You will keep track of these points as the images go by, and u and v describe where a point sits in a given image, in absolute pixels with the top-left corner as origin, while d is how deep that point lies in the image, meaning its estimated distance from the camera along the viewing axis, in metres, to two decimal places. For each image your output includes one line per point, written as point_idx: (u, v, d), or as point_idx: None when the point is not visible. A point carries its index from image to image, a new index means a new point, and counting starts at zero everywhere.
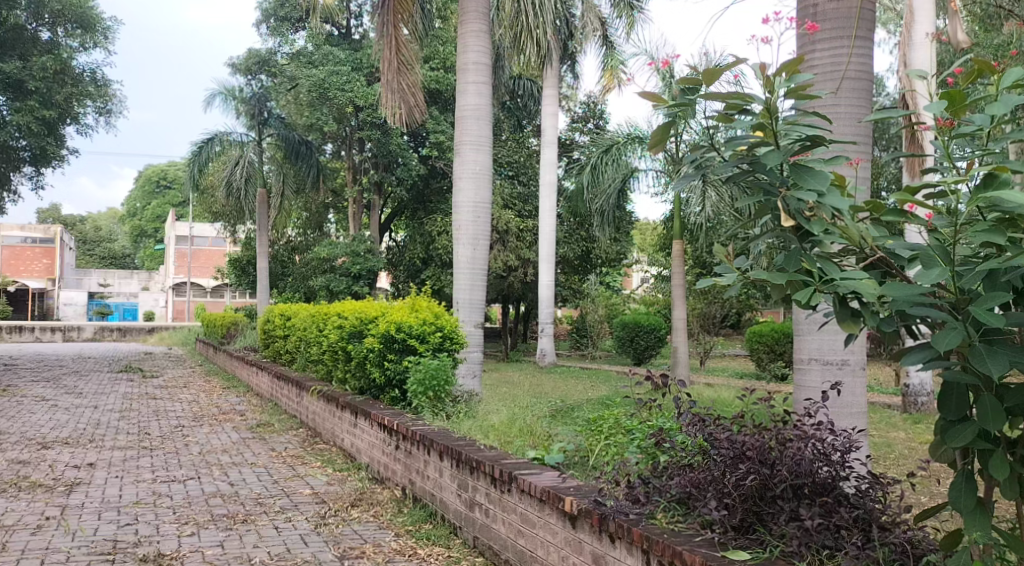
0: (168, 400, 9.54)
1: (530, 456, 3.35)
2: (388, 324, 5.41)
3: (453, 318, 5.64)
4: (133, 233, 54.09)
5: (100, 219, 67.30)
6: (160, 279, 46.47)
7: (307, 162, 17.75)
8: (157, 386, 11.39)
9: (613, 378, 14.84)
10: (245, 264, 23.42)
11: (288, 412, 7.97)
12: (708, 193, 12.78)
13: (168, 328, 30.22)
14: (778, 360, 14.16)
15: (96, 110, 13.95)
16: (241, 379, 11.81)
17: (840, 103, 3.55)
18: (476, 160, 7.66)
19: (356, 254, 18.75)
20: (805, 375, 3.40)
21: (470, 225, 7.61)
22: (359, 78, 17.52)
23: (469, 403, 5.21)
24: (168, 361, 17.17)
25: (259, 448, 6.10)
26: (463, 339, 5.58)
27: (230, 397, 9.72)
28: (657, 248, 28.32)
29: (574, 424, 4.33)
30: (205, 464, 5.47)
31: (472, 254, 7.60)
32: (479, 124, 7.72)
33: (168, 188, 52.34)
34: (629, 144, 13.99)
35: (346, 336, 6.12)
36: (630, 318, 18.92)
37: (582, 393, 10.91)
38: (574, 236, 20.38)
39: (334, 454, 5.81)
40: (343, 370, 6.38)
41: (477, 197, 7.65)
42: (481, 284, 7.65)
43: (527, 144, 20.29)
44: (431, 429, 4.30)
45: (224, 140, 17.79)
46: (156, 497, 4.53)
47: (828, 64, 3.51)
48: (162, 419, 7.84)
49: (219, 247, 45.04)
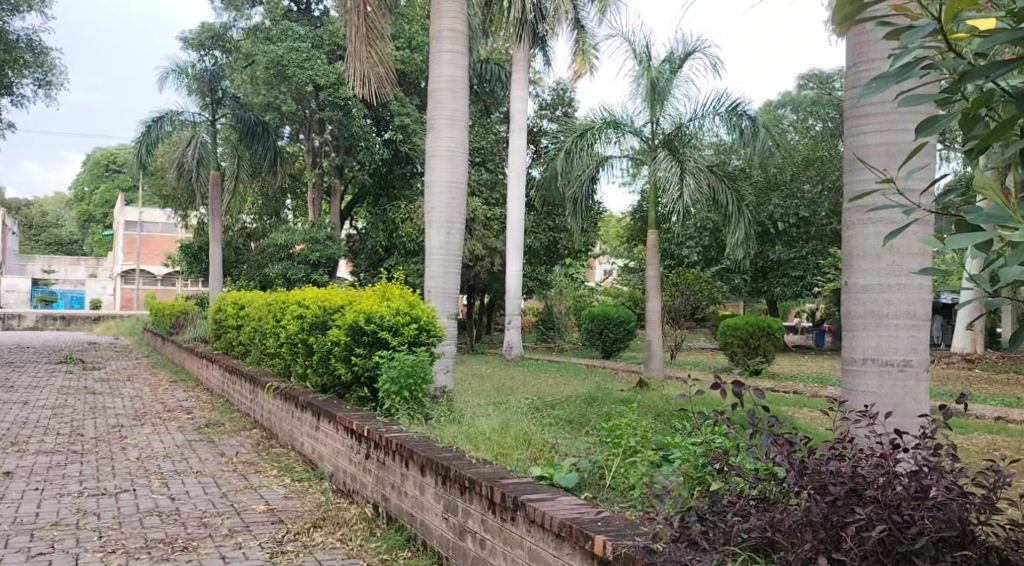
0: (108, 395, 8.75)
1: (535, 474, 2.75)
2: (357, 315, 4.80)
3: (430, 307, 5.01)
4: (81, 218, 52.11)
5: (47, 205, 64.98)
6: (107, 266, 44.81)
7: (264, 145, 16.87)
8: (98, 379, 10.54)
9: (585, 372, 14.36)
10: (197, 251, 22.40)
11: (240, 411, 7.27)
12: (687, 181, 12.30)
13: (115, 316, 29.00)
14: (753, 354, 13.84)
15: (35, 81, 12.97)
16: (189, 372, 11.00)
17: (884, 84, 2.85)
18: (451, 137, 7.05)
19: (316, 241, 17.92)
20: (863, 377, 2.84)
21: (444, 207, 6.99)
22: (320, 56, 16.68)
23: (450, 405, 4.61)
24: (113, 351, 16.18)
25: (207, 453, 5.41)
26: (443, 332, 4.96)
27: (177, 393, 8.97)
28: (622, 240, 28.04)
29: (574, 433, 3.76)
30: (142, 472, 4.76)
31: (445, 240, 6.99)
32: (453, 97, 7.10)
33: (118, 173, 50.53)
34: (604, 130, 13.43)
35: (308, 328, 5.48)
36: (599, 310, 18.50)
37: (556, 388, 10.37)
38: (542, 226, 19.89)
39: (293, 461, 5.16)
40: (303, 365, 5.73)
41: (452, 176, 7.03)
42: (454, 270, 7.04)
43: (494, 131, 19.66)
44: (410, 438, 3.68)
45: (175, 120, 16.82)
46: (80, 515, 3.84)
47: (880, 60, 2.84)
48: (98, 417, 7.07)
49: (170, 234, 43.53)
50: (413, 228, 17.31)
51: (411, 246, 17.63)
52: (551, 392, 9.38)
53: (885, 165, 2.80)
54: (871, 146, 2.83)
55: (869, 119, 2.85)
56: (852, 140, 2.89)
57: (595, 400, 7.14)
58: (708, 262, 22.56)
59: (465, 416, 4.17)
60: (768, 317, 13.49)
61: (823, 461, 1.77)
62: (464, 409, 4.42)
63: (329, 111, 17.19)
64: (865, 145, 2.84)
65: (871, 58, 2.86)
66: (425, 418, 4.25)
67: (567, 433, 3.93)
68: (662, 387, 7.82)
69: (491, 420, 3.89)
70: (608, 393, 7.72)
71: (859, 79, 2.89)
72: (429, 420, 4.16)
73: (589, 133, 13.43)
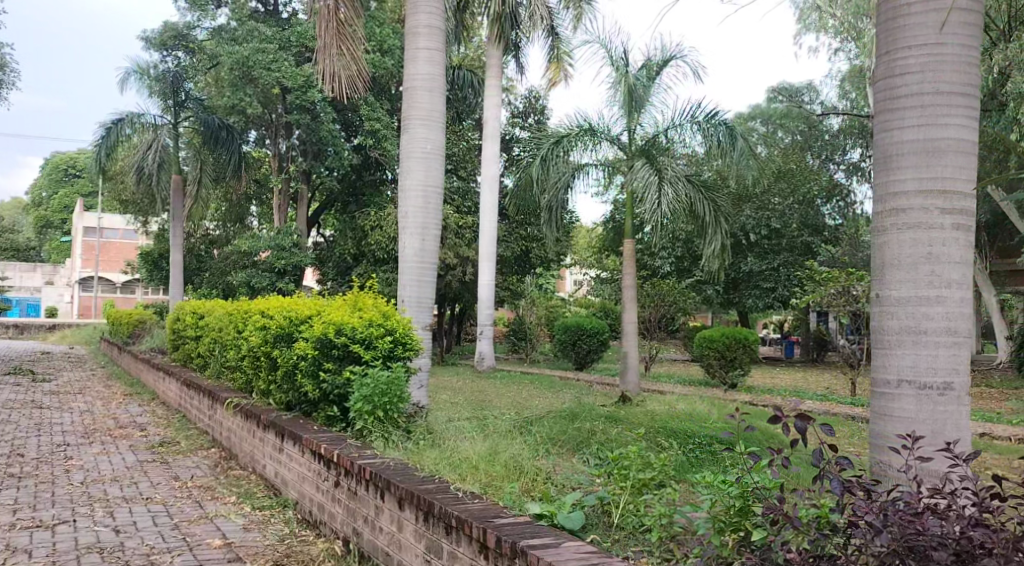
0: (55, 409, 8.19)
1: (534, 512, 2.42)
2: (326, 327, 4.42)
3: (404, 318, 4.64)
4: (37, 224, 50.67)
5: (4, 210, 63.23)
6: (65, 273, 43.51)
7: (228, 148, 16.36)
8: (46, 392, 9.90)
9: (559, 385, 14.03)
10: (157, 258, 21.66)
11: (197, 428, 6.81)
12: (665, 190, 12.09)
13: (70, 325, 27.98)
14: (731, 367, 13.60)
15: None
16: (146, 385, 10.44)
17: (925, 77, 2.55)
18: (427, 138, 6.71)
19: (281, 248, 17.39)
20: (899, 402, 2.54)
21: (418, 211, 6.63)
22: (288, 58, 16.18)
23: (427, 425, 4.24)
24: (67, 362, 15.45)
25: (159, 476, 4.95)
26: (421, 345, 4.59)
27: (130, 408, 8.43)
28: (592, 250, 27.83)
29: (565, 463, 3.42)
30: (84, 499, 4.28)
31: (420, 247, 6.63)
32: (430, 97, 6.77)
33: (78, 177, 49.20)
34: (580, 137, 13.16)
35: (272, 340, 5.09)
36: (572, 321, 18.23)
37: (531, 403, 10.02)
38: (514, 235, 19.66)
39: (254, 485, 4.74)
40: (266, 380, 5.31)
41: (428, 179, 6.68)
42: (429, 279, 6.68)
43: (466, 138, 19.33)
44: (386, 464, 3.31)
45: (135, 122, 16.23)
46: (9, 554, 3.37)
47: (918, 51, 2.54)
48: (43, 434, 6.52)
49: (131, 241, 42.40)
50: (383, 236, 16.86)
51: (381, 255, 17.18)
52: (527, 407, 9.04)
53: (930, 166, 2.51)
54: (910, 142, 2.54)
55: (903, 112, 2.57)
56: (886, 136, 2.61)
57: (575, 417, 6.82)
58: (680, 273, 22.46)
59: (445, 440, 3.81)
60: (746, 329, 13.30)
61: (924, 519, 1.80)
62: (443, 431, 4.07)
63: (297, 114, 16.72)
64: (902, 141, 2.56)
65: (908, 43, 2.56)
66: (401, 440, 3.89)
67: (558, 462, 3.59)
68: (644, 403, 7.53)
69: (477, 444, 3.55)
70: (589, 408, 7.42)
71: (894, 71, 2.59)
72: (406, 443, 3.80)
73: (565, 140, 13.15)
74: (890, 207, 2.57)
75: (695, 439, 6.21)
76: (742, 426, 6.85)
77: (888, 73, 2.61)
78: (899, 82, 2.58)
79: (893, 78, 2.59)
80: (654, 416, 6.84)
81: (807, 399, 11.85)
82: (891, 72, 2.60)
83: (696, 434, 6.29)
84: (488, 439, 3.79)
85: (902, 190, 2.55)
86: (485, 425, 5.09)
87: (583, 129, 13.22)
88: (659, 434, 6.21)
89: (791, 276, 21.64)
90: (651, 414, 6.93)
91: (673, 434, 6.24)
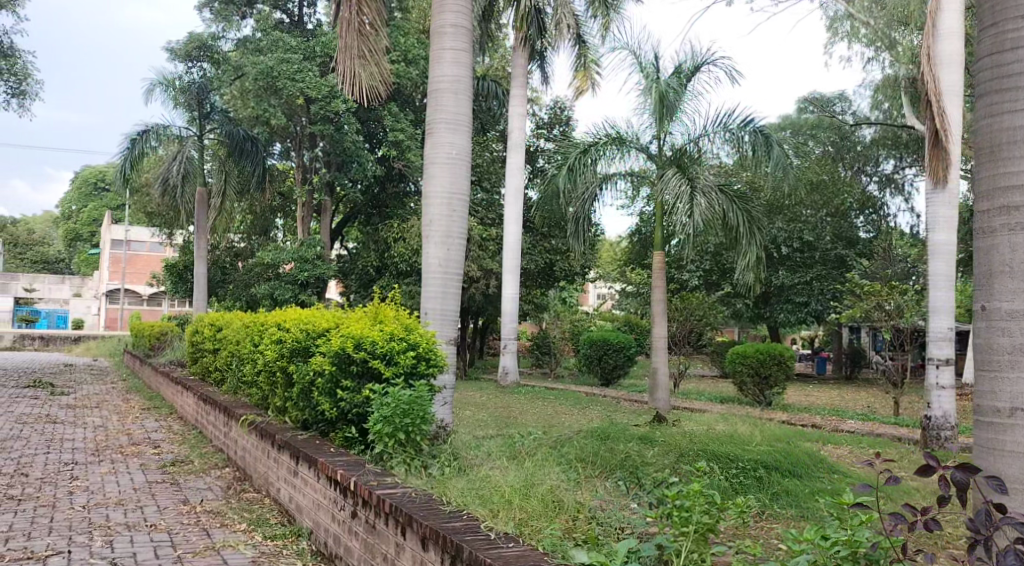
0: (70, 424, 7.95)
1: (581, 562, 2.08)
2: (344, 341, 4.11)
3: (429, 332, 4.30)
4: (68, 238, 51.31)
5: (36, 224, 64.17)
6: (94, 286, 43.89)
7: (252, 160, 16.35)
8: (63, 405, 9.69)
9: (586, 401, 13.63)
10: (181, 270, 21.61)
11: (212, 446, 6.51)
12: (698, 199, 11.68)
13: (96, 337, 28.02)
14: (764, 383, 13.13)
15: (7, 89, 12.13)
16: (165, 399, 10.22)
17: None
18: (452, 143, 6.42)
19: (304, 260, 17.21)
20: (1013, 433, 2.24)
21: (443, 219, 6.31)
22: (312, 67, 15.99)
23: (453, 450, 3.89)
24: (89, 374, 15.35)
25: (168, 500, 4.64)
26: (447, 361, 4.25)
27: (146, 423, 8.18)
28: (618, 262, 27.41)
29: (610, 498, 3.06)
30: (84, 526, 3.98)
31: (444, 258, 6.31)
32: (456, 100, 6.48)
33: (107, 191, 49.79)
34: (608, 146, 12.82)
35: (288, 355, 4.78)
36: (598, 335, 17.84)
37: (558, 420, 9.65)
38: (538, 248, 19.43)
39: (267, 511, 4.41)
40: (282, 397, 5.00)
41: (454, 186, 6.38)
42: (454, 291, 6.36)
43: (491, 149, 19.09)
44: (408, 495, 2.99)
45: (161, 134, 16.27)
46: None
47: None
48: (52, 451, 6.25)
49: (157, 253, 42.65)
50: (407, 248, 16.61)
51: (404, 267, 16.92)
52: (556, 424, 8.70)
53: None
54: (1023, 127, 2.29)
55: (1015, 93, 2.32)
56: (994, 122, 2.36)
57: (606, 437, 6.48)
58: (709, 286, 21.99)
59: (474, 467, 3.47)
60: (781, 345, 12.84)
61: None
62: (472, 456, 3.72)
63: (321, 124, 16.56)
64: (1013, 126, 2.31)
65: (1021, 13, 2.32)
66: (427, 465, 3.55)
67: (602, 495, 3.24)
68: (680, 422, 7.16)
69: (514, 474, 3.22)
70: (622, 428, 7.07)
71: (1005, 49, 2.34)
72: (434, 469, 3.48)
73: (594, 148, 12.80)
74: (999, 201, 2.32)
75: (736, 462, 5.87)
76: (786, 449, 6.45)
77: (996, 48, 2.37)
78: (1010, 59, 2.33)
79: (1003, 55, 2.35)
80: (692, 436, 6.48)
81: (847, 419, 11.36)
82: (1000, 47, 2.36)
83: (737, 458, 5.93)
84: (525, 467, 3.46)
85: (1013, 182, 2.29)
86: (515, 448, 4.73)
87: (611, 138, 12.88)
88: (698, 458, 5.87)
89: (824, 290, 21.09)
90: (688, 434, 6.57)
91: (713, 458, 5.88)
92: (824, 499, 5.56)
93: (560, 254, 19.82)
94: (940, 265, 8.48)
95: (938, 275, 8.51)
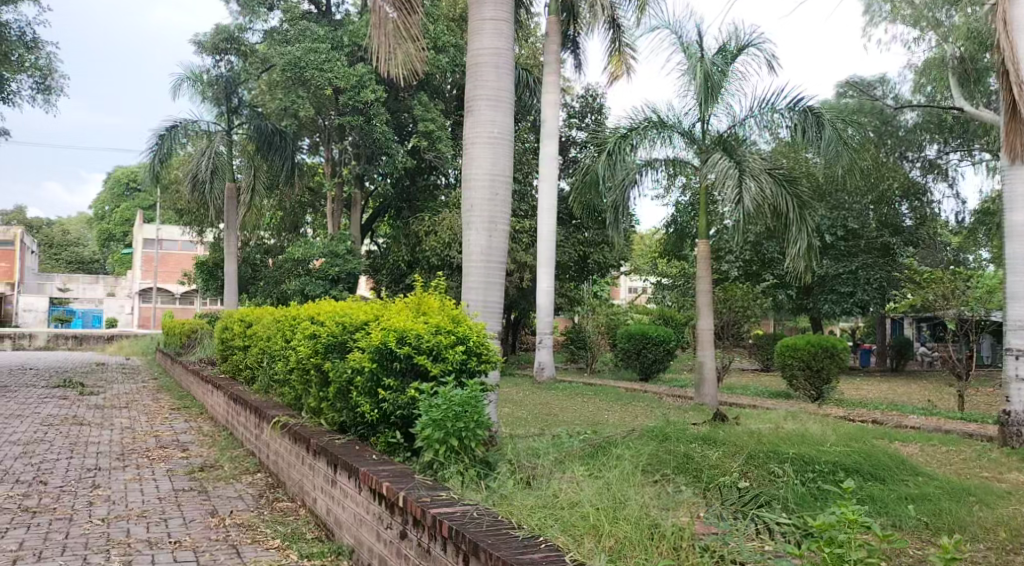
0: (97, 426, 7.63)
1: None
2: (386, 335, 3.67)
3: (479, 324, 3.85)
4: (101, 238, 51.85)
5: (70, 225, 65.04)
6: (127, 285, 44.22)
7: (282, 155, 16.21)
8: (92, 406, 9.41)
9: (629, 397, 13.12)
10: (212, 268, 21.43)
11: (243, 448, 6.13)
12: (747, 184, 11.09)
13: (129, 335, 28.04)
14: (815, 377, 12.53)
15: (32, 84, 11.96)
16: (196, 398, 9.89)
17: None
18: (494, 121, 5.97)
19: (335, 255, 16.88)
20: None
21: (485, 203, 5.85)
22: (340, 57, 15.60)
23: (512, 458, 3.42)
24: (120, 374, 15.15)
25: (196, 511, 4.23)
26: (502, 357, 3.81)
27: (175, 424, 7.83)
28: (653, 254, 26.81)
29: (712, 523, 2.57)
30: (101, 544, 3.58)
31: (487, 245, 5.85)
32: (497, 74, 6.03)
33: (138, 190, 50.15)
34: (648, 129, 12.23)
35: (323, 351, 4.36)
36: (636, 329, 17.30)
37: (604, 418, 9.18)
38: (571, 241, 18.97)
39: (303, 524, 3.99)
40: (317, 397, 4.57)
41: (496, 167, 5.91)
42: (498, 282, 5.91)
43: (523, 139, 18.61)
44: (468, 515, 2.51)
45: (190, 130, 16.05)
46: None
47: None
48: (77, 455, 5.91)
49: (189, 251, 42.90)
50: (438, 241, 16.21)
51: (437, 261, 16.52)
52: (605, 424, 8.23)
53: None
54: None
55: None
56: None
57: (664, 438, 6.00)
58: (749, 278, 21.33)
59: (542, 480, 3.01)
60: (834, 337, 12.26)
61: None
62: (535, 467, 3.26)
63: (350, 116, 16.19)
64: None
65: None
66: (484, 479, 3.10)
67: (699, 518, 2.75)
68: (741, 420, 6.64)
69: (595, 492, 2.74)
70: (679, 425, 6.58)
71: None
72: (495, 482, 3.02)
73: (634, 132, 12.22)
74: None
75: (813, 465, 5.35)
76: (863, 449, 5.90)
77: None
78: None
79: None
80: (759, 434, 5.97)
81: (909, 414, 10.74)
82: None
83: (813, 460, 5.41)
84: (603, 482, 2.98)
85: None
86: (574, 455, 4.27)
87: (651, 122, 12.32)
88: (769, 461, 5.38)
89: (870, 280, 20.35)
90: (754, 432, 6.05)
91: (786, 460, 5.37)
92: (915, 505, 5.00)
93: (595, 246, 19.30)
94: (1018, 247, 7.82)
95: (1016, 258, 7.85)
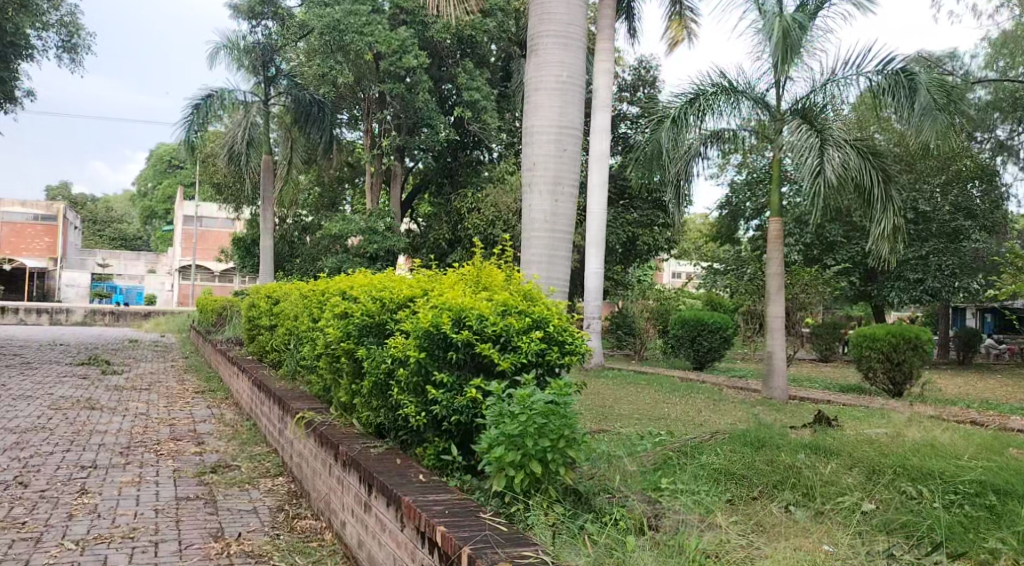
0: (109, 411, 6.89)
1: None
2: (438, 315, 2.76)
3: (558, 303, 2.92)
4: (144, 215, 52.19)
5: (117, 203, 65.80)
6: (167, 262, 44.29)
7: (318, 128, 15.65)
8: (111, 387, 8.71)
9: (687, 389, 12.12)
10: (249, 244, 20.84)
11: (265, 444, 5.31)
12: (829, 153, 9.98)
13: (166, 312, 27.73)
14: (895, 371, 11.38)
15: (58, 41, 11.43)
16: (221, 381, 9.15)
17: None
18: (563, 63, 5.01)
19: (373, 232, 16.03)
20: None
21: (551, 161, 4.93)
22: (381, 20, 14.69)
23: (612, 498, 2.48)
24: (149, 352, 14.57)
25: (196, 533, 3.38)
26: (591, 349, 2.88)
27: (195, 411, 7.05)
28: (703, 238, 25.64)
29: None
30: None
31: (552, 210, 4.93)
32: (568, 6, 5.06)
33: (179, 168, 50.26)
34: (717, 94, 11.06)
35: (355, 335, 3.48)
36: (691, 314, 16.19)
37: (666, 414, 8.20)
38: (619, 220, 17.92)
39: (328, 556, 3.12)
40: (348, 392, 3.71)
41: (564, 118, 4.98)
42: (561, 257, 4.99)
43: None
44: None
45: (226, 99, 15.22)
46: None
47: None
48: (76, 448, 5.14)
49: (228, 229, 42.84)
50: (481, 218, 15.35)
51: (479, 240, 15.63)
52: (675, 422, 7.26)
53: None
54: None
55: None
56: None
57: (760, 447, 5.06)
58: (807, 262, 20.05)
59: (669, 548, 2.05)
60: (919, 329, 11.10)
61: None
62: (649, 514, 2.31)
63: (391, 83, 15.36)
64: None
65: None
66: (588, 537, 2.17)
67: None
68: (845, 424, 5.62)
69: None
70: (775, 429, 5.59)
71: None
72: (597, 542, 2.09)
73: (701, 97, 11.09)
74: None
75: (955, 486, 4.30)
76: (1009, 465, 4.80)
77: None
78: None
79: None
80: (875, 444, 4.95)
81: (1011, 415, 9.49)
82: None
83: (955, 479, 4.37)
84: None
85: None
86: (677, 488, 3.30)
87: (721, 85, 11.14)
88: (898, 478, 4.37)
89: (942, 266, 19.01)
90: (869, 441, 5.02)
91: (923, 482, 4.35)
92: None
93: (645, 227, 18.17)
94: None
95: None
